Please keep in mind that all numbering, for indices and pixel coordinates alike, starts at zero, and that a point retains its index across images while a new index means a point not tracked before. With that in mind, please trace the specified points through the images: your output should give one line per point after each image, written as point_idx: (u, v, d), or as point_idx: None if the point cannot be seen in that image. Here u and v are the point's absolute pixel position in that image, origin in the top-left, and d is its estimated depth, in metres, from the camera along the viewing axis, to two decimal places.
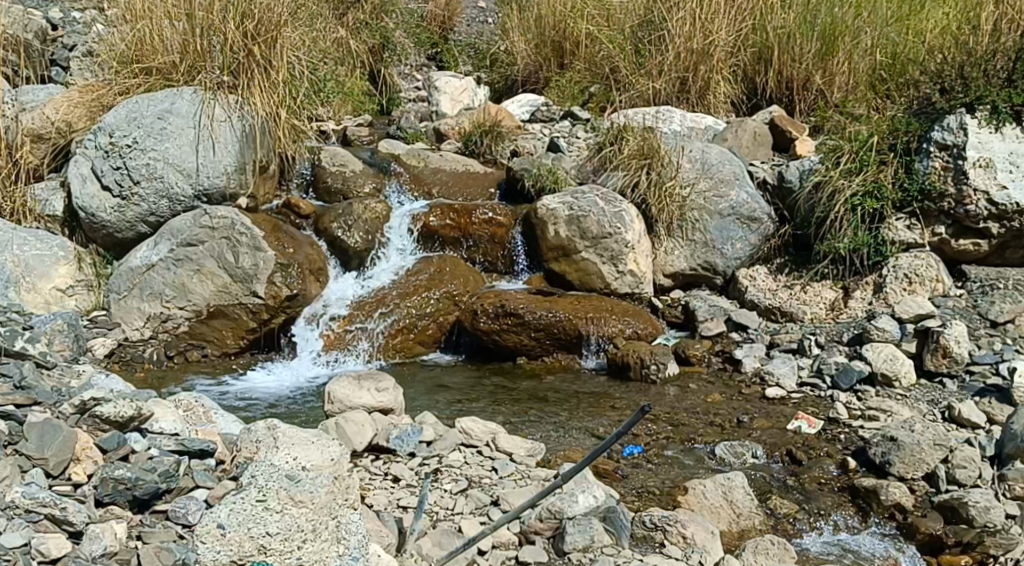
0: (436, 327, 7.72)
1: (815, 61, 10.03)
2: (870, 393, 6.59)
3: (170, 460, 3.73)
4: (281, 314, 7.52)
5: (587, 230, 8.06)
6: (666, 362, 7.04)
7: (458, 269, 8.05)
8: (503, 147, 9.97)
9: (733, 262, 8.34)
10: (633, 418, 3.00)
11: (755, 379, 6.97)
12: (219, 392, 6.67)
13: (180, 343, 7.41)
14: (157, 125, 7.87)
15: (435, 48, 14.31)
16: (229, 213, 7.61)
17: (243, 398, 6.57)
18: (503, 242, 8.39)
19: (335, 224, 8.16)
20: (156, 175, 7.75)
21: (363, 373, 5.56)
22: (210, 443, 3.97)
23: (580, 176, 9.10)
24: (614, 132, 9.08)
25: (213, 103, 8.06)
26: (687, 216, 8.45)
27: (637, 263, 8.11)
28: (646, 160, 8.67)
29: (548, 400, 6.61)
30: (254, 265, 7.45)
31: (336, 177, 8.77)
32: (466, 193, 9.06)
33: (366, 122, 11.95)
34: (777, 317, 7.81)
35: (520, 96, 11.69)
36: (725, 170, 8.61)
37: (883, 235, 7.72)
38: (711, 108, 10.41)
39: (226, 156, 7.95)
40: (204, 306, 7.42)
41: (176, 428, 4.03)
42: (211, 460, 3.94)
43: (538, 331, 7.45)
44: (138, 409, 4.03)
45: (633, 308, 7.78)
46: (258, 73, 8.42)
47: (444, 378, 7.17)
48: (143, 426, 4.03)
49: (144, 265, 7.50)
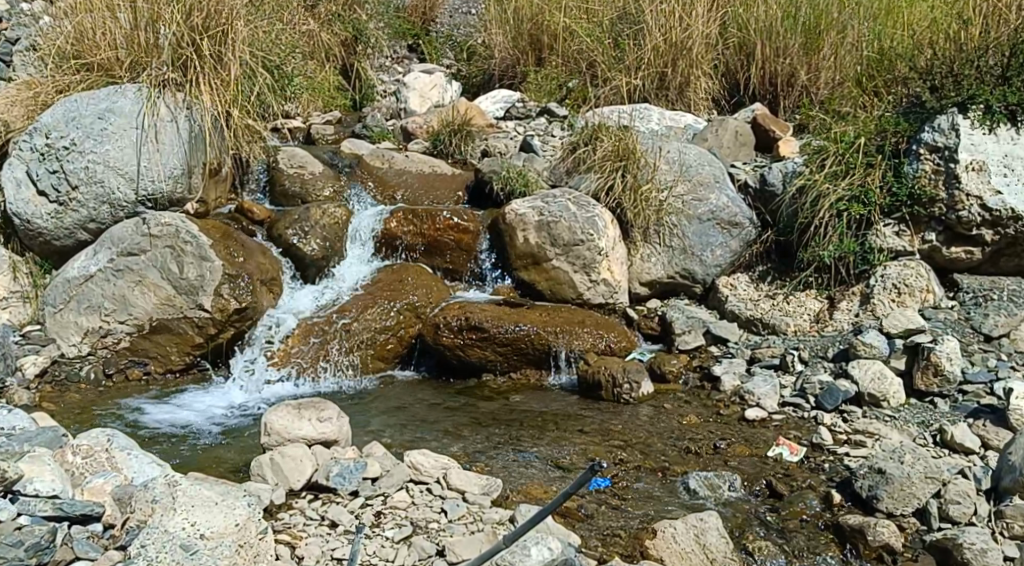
0: (397, 340, 7.23)
1: (800, 56, 9.58)
2: (857, 413, 6.16)
3: (44, 530, 3.52)
4: (229, 328, 7.01)
5: (558, 237, 7.60)
6: (640, 379, 6.58)
7: (421, 277, 7.58)
8: (473, 147, 9.49)
9: (713, 269, 7.90)
10: (582, 478, 2.41)
11: (734, 398, 6.53)
12: (159, 419, 6.16)
13: (120, 359, 6.91)
14: (97, 125, 7.39)
15: (415, 41, 13.63)
16: (173, 220, 7.12)
17: (183, 425, 6.06)
18: (469, 249, 7.88)
19: (290, 230, 7.68)
20: (95, 179, 7.27)
21: (304, 401, 5.09)
22: (96, 506, 3.75)
23: (553, 178, 8.63)
24: (590, 130, 8.60)
25: (158, 101, 7.55)
26: (664, 221, 7.99)
27: (611, 271, 7.66)
28: (621, 161, 8.20)
29: (512, 424, 6.13)
30: (199, 276, 6.96)
31: (294, 180, 8.31)
32: (433, 196, 8.59)
33: (335, 119, 11.43)
34: (759, 329, 7.36)
35: (494, 91, 11.17)
36: (704, 172, 8.16)
37: (871, 242, 7.29)
38: (692, 106, 9.92)
39: (172, 159, 7.48)
40: (147, 319, 6.94)
41: (53, 489, 3.73)
42: (96, 525, 3.74)
43: (504, 346, 6.99)
44: (4, 472, 3.63)
45: (606, 321, 7.35)
46: (207, 69, 7.90)
47: (404, 398, 6.70)
48: (12, 489, 3.67)
49: (81, 276, 7.04)
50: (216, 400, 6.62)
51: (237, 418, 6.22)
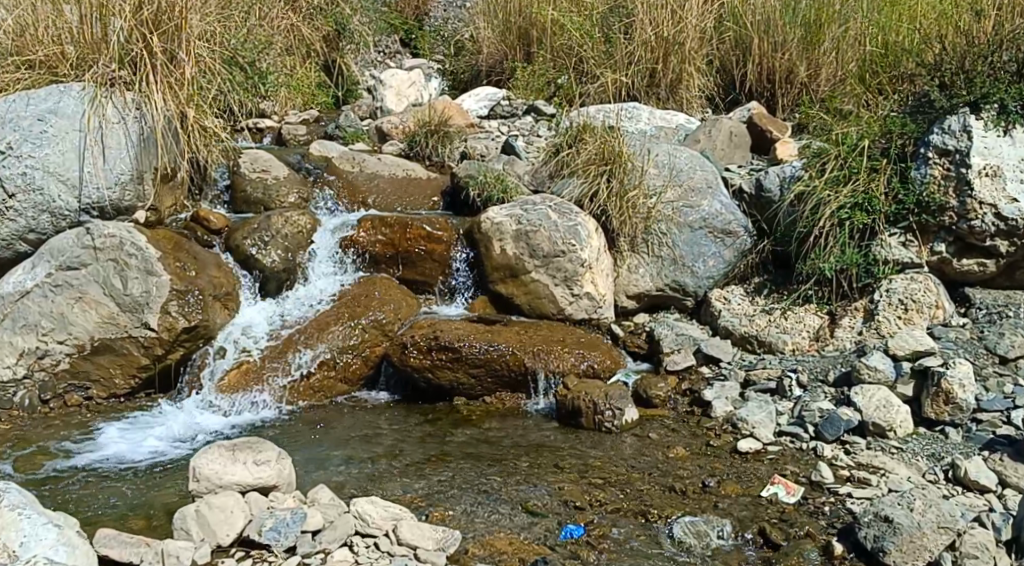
0: (362, 360, 6.64)
1: (799, 51, 9.00)
2: (860, 445, 5.59)
3: None
4: (178, 348, 6.47)
5: (537, 248, 7.04)
6: (623, 406, 6.02)
7: (390, 291, 7.02)
8: (451, 148, 8.94)
9: (706, 281, 7.33)
10: None
11: (725, 426, 5.97)
12: (91, 454, 5.58)
13: (59, 383, 6.38)
14: (36, 127, 6.83)
15: (408, 35, 13.01)
16: (117, 231, 6.57)
17: (118, 460, 5.49)
18: (443, 260, 7.29)
19: (248, 240, 7.13)
20: (34, 186, 6.73)
21: (239, 440, 4.52)
22: None
23: (534, 182, 8.07)
24: (574, 132, 8.08)
25: (106, 102, 7.02)
26: (652, 229, 7.44)
27: (595, 284, 7.09)
28: (605, 164, 7.64)
29: (482, 456, 5.56)
30: (144, 292, 6.42)
31: (256, 185, 7.76)
32: (406, 202, 8.03)
33: (311, 117, 10.70)
34: (754, 347, 6.80)
35: (478, 89, 10.62)
36: (696, 176, 7.61)
37: (875, 253, 6.71)
38: (684, 104, 9.34)
39: (119, 163, 6.99)
40: (88, 339, 6.39)
41: None
42: None
43: (476, 367, 6.43)
44: None
45: (588, 339, 6.80)
46: (159, 67, 7.33)
47: (365, 423, 6.12)
48: None
49: (17, 291, 6.47)
50: (160, 427, 6.04)
51: (178, 451, 5.63)
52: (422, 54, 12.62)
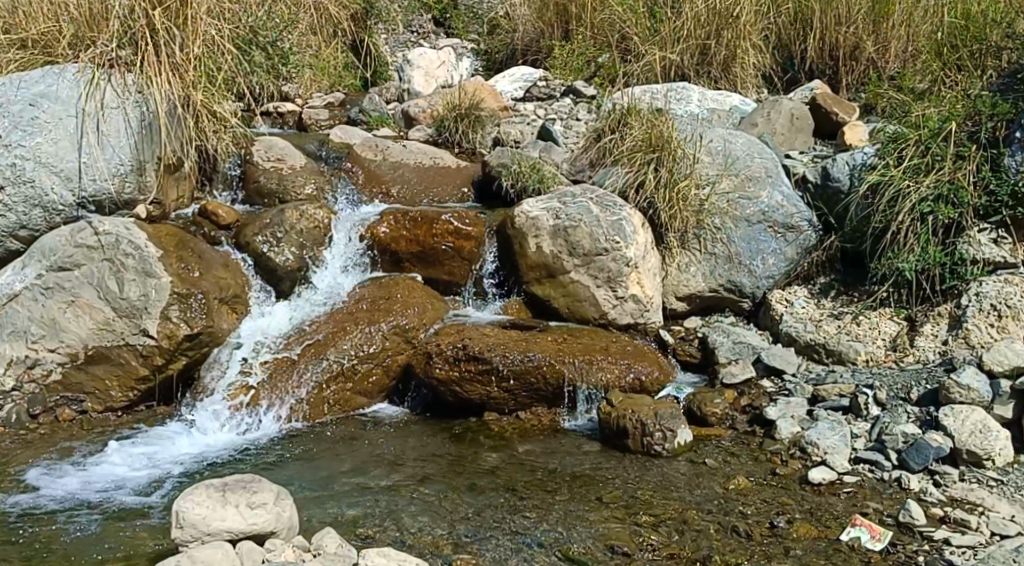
0: (382, 372, 5.97)
1: (866, 24, 8.18)
2: (952, 477, 4.81)
3: None
4: (180, 357, 5.84)
5: (577, 246, 6.34)
6: (676, 427, 5.31)
7: (413, 293, 6.35)
8: (483, 134, 8.25)
9: (765, 282, 6.59)
10: None
11: (792, 451, 5.21)
12: (76, 487, 4.93)
13: (49, 397, 5.76)
14: (26, 113, 6.25)
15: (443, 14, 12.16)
16: (114, 228, 5.97)
17: (103, 492, 4.87)
18: (472, 258, 6.63)
19: (259, 236, 6.49)
20: (24, 178, 6.15)
21: (231, 481, 3.87)
22: None
23: (573, 171, 7.35)
24: (618, 115, 7.37)
25: (103, 84, 6.41)
26: (705, 223, 6.69)
27: (641, 286, 6.40)
28: (652, 151, 6.87)
29: (515, 488, 4.87)
30: (143, 295, 5.80)
31: (270, 174, 7.12)
32: (433, 194, 7.40)
33: (337, 100, 9.98)
34: (822, 357, 6.03)
35: (512, 69, 9.91)
36: (754, 164, 6.85)
37: (961, 251, 5.91)
38: (739, 83, 8.49)
39: (118, 153, 6.39)
40: (81, 348, 5.78)
41: None
42: None
43: (509, 381, 5.74)
44: None
45: (635, 348, 6.08)
46: (164, 46, 6.67)
47: (385, 443, 5.45)
48: None
49: (5, 294, 5.88)
50: (158, 451, 5.38)
51: (175, 480, 4.98)
52: (456, 32, 11.72)
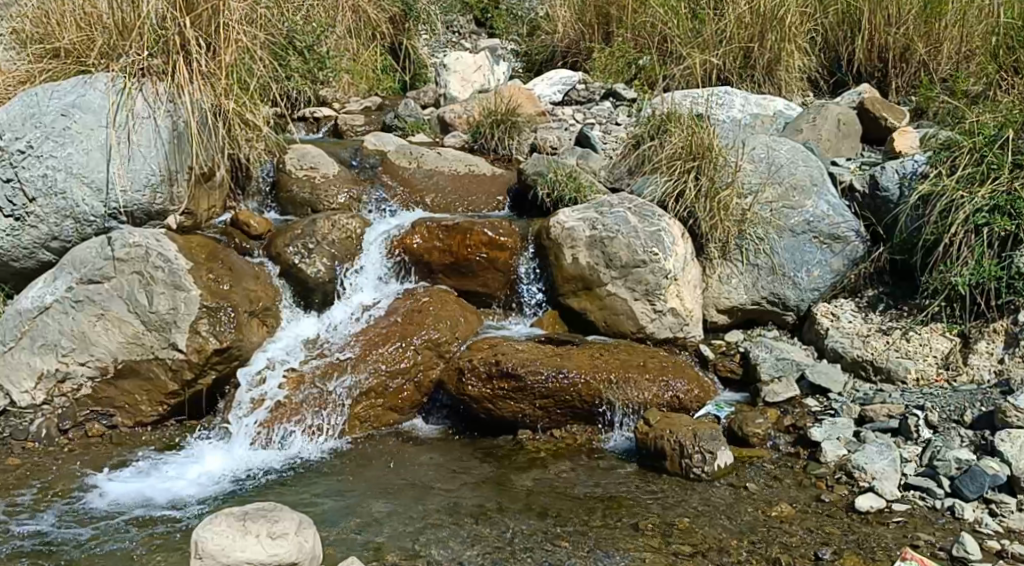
0: (413, 388, 5.85)
1: (917, 25, 7.88)
2: (1010, 506, 4.54)
3: None
4: (209, 371, 5.75)
5: (614, 257, 6.17)
6: (716, 449, 5.10)
7: (445, 305, 6.21)
8: (520, 140, 8.10)
9: (810, 295, 6.35)
10: None
11: (838, 475, 4.98)
12: (102, 506, 4.85)
13: (80, 411, 5.73)
14: (58, 124, 6.22)
15: (485, 14, 12.00)
16: (144, 240, 5.90)
17: (131, 512, 4.80)
18: (507, 269, 6.49)
19: (290, 247, 6.40)
20: (55, 190, 6.11)
21: (253, 509, 3.77)
22: None
23: (611, 179, 7.17)
24: (657, 121, 7.16)
25: (135, 93, 6.36)
26: (748, 233, 6.46)
27: (680, 299, 6.20)
28: (693, 159, 6.68)
29: (548, 513, 4.71)
30: (172, 309, 5.73)
31: (303, 184, 7.04)
32: (467, 203, 7.26)
33: (374, 104, 9.87)
34: (869, 375, 5.78)
35: (549, 72, 9.67)
36: (799, 172, 6.61)
37: (1018, 264, 5.58)
38: (784, 87, 8.21)
39: (148, 163, 6.31)
40: (111, 361, 5.73)
41: None
42: None
43: (543, 399, 5.59)
44: None
45: (673, 364, 5.89)
46: (195, 54, 6.60)
47: (414, 462, 5.32)
48: None
49: (36, 307, 5.84)
50: (186, 470, 5.30)
51: (201, 502, 4.89)
52: (499, 33, 11.62)
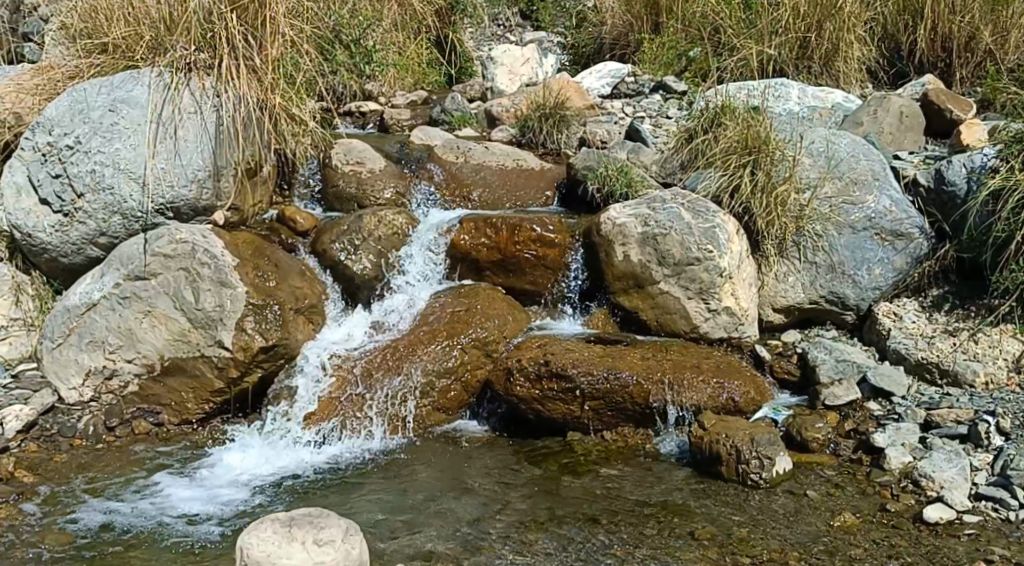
0: (461, 387, 5.74)
1: (983, 13, 7.58)
2: None
3: None
4: (255, 369, 5.69)
5: (666, 255, 6.00)
6: (774, 455, 4.92)
7: (493, 303, 6.09)
8: (568, 134, 7.94)
9: (870, 294, 6.12)
10: None
11: (904, 483, 4.78)
12: (149, 507, 4.80)
13: (127, 408, 5.69)
14: (106, 119, 6.19)
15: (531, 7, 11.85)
16: (190, 236, 5.85)
17: (180, 513, 4.75)
18: (556, 267, 6.35)
19: (336, 244, 6.32)
20: (103, 185, 6.07)
21: (298, 517, 3.66)
22: None
23: (663, 174, 6.99)
24: (711, 114, 6.97)
25: (182, 88, 6.30)
26: (806, 229, 6.25)
27: (736, 298, 6.01)
28: (749, 152, 6.47)
29: (600, 519, 4.57)
30: (218, 306, 5.66)
31: (349, 179, 6.95)
32: (514, 199, 7.14)
33: (420, 97, 9.76)
34: (935, 378, 5.56)
35: (598, 65, 9.54)
36: (860, 166, 6.37)
37: None
38: (842, 79, 7.96)
39: (194, 157, 6.21)
40: (157, 359, 5.69)
41: None
42: None
43: (594, 400, 5.44)
44: None
45: (729, 365, 5.70)
46: (242, 49, 6.53)
47: (463, 464, 5.21)
48: None
49: (83, 304, 5.82)
50: (232, 469, 5.23)
51: (249, 504, 4.83)
52: (544, 26, 11.50)
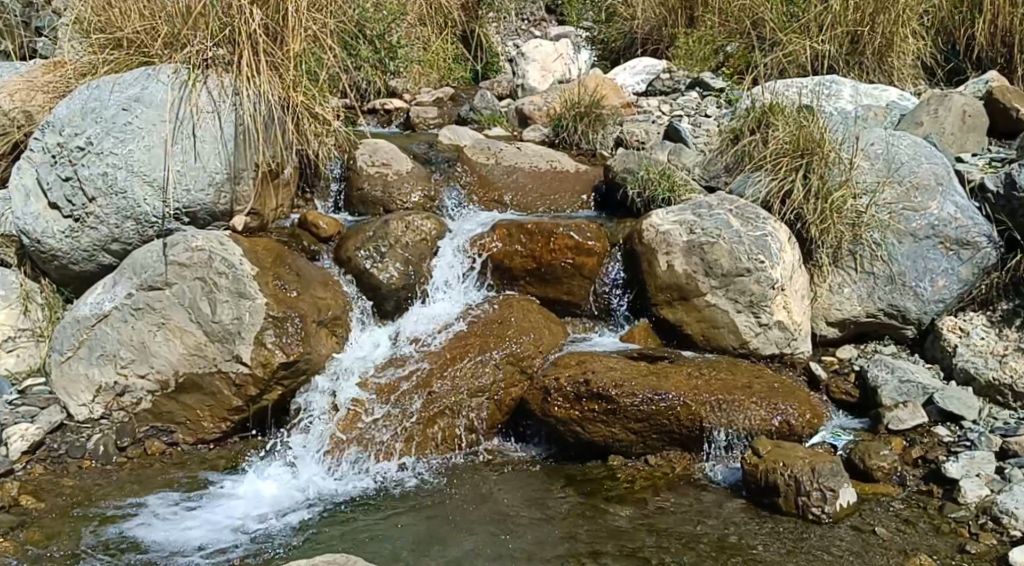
0: (494, 407, 5.36)
1: None
2: None
3: None
4: (275, 387, 5.33)
5: (714, 265, 5.60)
6: (837, 487, 4.51)
7: (528, 316, 5.71)
8: (604, 134, 7.54)
9: (933, 307, 5.71)
10: None
11: (982, 520, 4.37)
12: (164, 544, 4.46)
13: (139, 426, 5.35)
14: (119, 119, 5.84)
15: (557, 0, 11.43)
16: (206, 243, 5.51)
17: (197, 551, 4.41)
18: (595, 277, 5.97)
19: (361, 251, 5.96)
20: (116, 189, 5.72)
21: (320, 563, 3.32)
22: None
23: (707, 177, 6.58)
24: (758, 114, 6.56)
25: (199, 87, 5.95)
26: (863, 237, 5.83)
27: (788, 311, 5.61)
28: (800, 155, 6.06)
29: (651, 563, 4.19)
30: (236, 319, 5.32)
31: (375, 181, 6.59)
32: (549, 203, 6.75)
33: (446, 95, 9.37)
34: (1009, 400, 5.14)
35: (632, 60, 9.13)
36: (921, 170, 5.94)
37: None
38: (895, 76, 7.51)
39: (212, 160, 5.88)
40: (171, 374, 5.35)
41: None
42: None
43: (638, 422, 5.05)
44: None
45: (783, 384, 5.29)
46: (262, 44, 6.16)
47: (498, 493, 4.84)
48: None
49: (94, 315, 5.49)
50: (251, 497, 4.88)
51: (272, 541, 4.48)
52: (570, 20, 11.02)
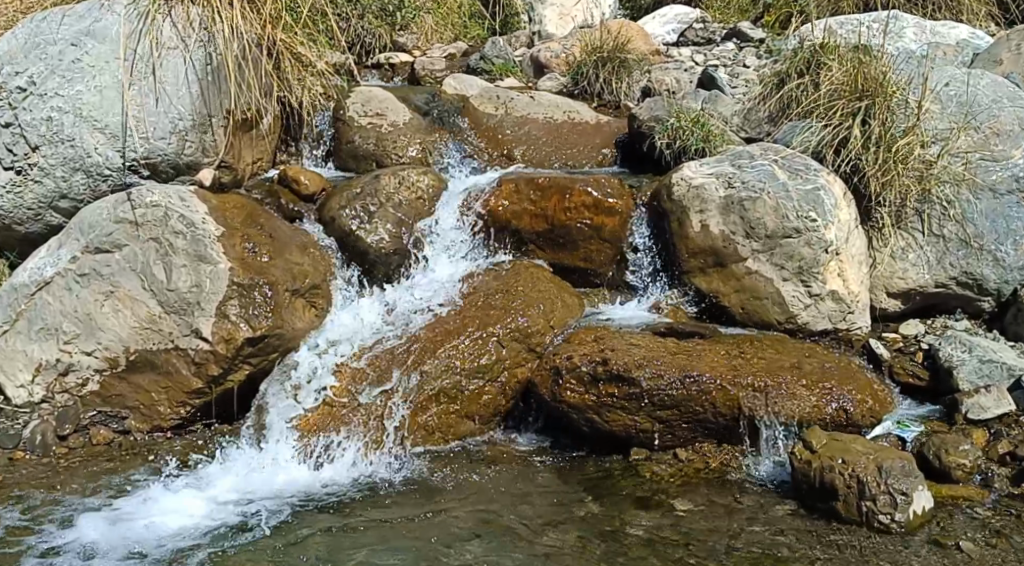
0: (497, 390, 4.56)
1: None
2: None
3: None
4: (240, 366, 4.57)
5: (756, 225, 4.76)
6: (910, 490, 3.68)
7: (538, 284, 4.92)
8: (630, 83, 6.69)
9: (1017, 274, 4.86)
10: None
11: None
12: (98, 543, 3.71)
13: (84, 412, 4.59)
14: (66, 55, 5.14)
15: None
16: (164, 199, 4.78)
17: (137, 551, 3.65)
18: (616, 241, 5.15)
19: (345, 210, 5.18)
20: (61, 136, 5.00)
21: None
22: None
23: (747, 127, 5.73)
24: (808, 55, 5.67)
25: (160, 18, 5.14)
26: (933, 194, 4.96)
27: (844, 279, 4.76)
28: (858, 97, 5.13)
29: None
30: (195, 285, 4.56)
31: (367, 134, 5.80)
32: (563, 158, 5.93)
33: (459, 50, 8.50)
34: None
35: (663, 9, 8.25)
36: (1003, 113, 5.09)
37: None
38: (963, 13, 6.66)
39: (173, 104, 5.09)
40: (121, 351, 4.58)
41: None
42: None
43: (665, 409, 4.23)
44: None
45: (838, 364, 4.45)
46: None
47: (501, 492, 4.05)
48: None
49: (35, 282, 4.77)
50: (208, 492, 4.12)
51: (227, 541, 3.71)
52: None
